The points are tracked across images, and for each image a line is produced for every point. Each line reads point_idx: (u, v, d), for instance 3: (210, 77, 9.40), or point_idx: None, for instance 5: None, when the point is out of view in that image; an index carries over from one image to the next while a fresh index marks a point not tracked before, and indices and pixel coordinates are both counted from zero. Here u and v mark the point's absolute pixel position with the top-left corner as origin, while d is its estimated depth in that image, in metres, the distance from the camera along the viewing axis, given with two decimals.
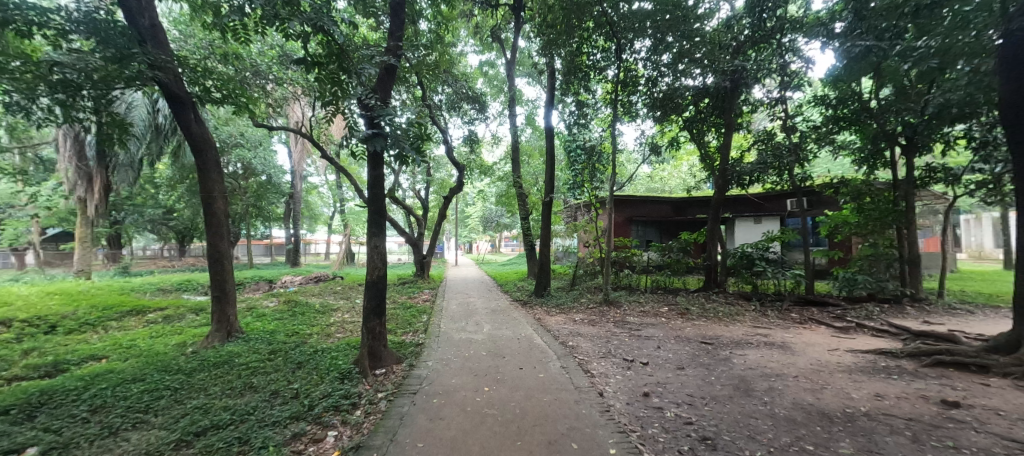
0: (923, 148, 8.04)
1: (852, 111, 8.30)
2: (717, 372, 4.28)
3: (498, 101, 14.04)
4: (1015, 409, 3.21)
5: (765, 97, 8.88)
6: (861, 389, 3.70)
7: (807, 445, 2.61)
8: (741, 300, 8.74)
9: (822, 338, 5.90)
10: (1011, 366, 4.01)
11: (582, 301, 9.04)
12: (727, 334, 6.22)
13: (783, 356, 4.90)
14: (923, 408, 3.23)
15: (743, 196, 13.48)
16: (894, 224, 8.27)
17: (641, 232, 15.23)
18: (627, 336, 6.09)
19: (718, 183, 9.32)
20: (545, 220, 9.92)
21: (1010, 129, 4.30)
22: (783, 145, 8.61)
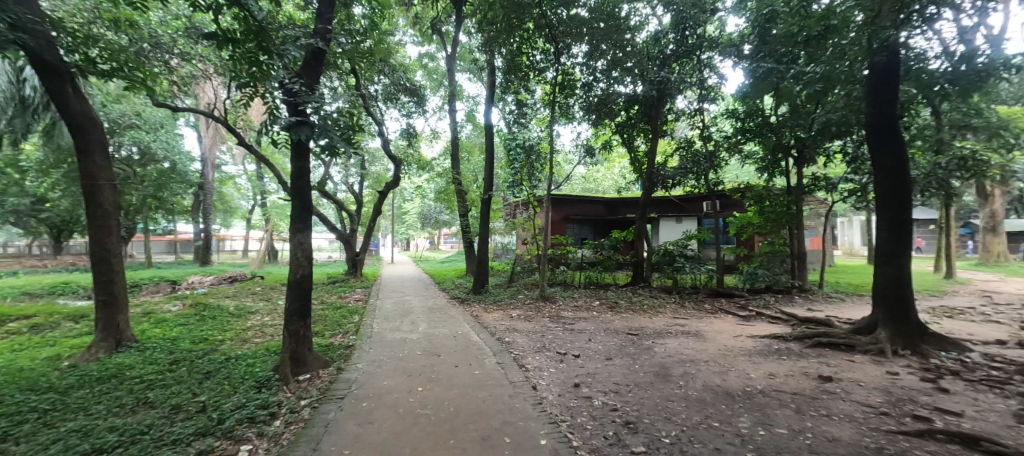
0: (810, 160, 9.32)
1: (756, 124, 9.36)
2: (640, 361, 4.61)
3: (438, 95, 13.75)
4: (871, 379, 3.86)
5: (687, 108, 9.70)
6: (758, 369, 4.21)
7: (713, 422, 2.91)
8: (663, 293, 9.48)
9: (729, 325, 6.62)
10: (869, 344, 4.82)
11: (519, 298, 9.21)
12: (649, 325, 6.72)
13: (696, 343, 5.40)
14: (804, 383, 3.77)
15: (666, 198, 14.63)
16: (787, 225, 9.54)
17: (576, 230, 15.89)
18: (561, 330, 6.31)
19: (646, 186, 10.00)
20: (484, 218, 9.93)
21: (877, 146, 5.08)
22: (701, 152, 9.47)
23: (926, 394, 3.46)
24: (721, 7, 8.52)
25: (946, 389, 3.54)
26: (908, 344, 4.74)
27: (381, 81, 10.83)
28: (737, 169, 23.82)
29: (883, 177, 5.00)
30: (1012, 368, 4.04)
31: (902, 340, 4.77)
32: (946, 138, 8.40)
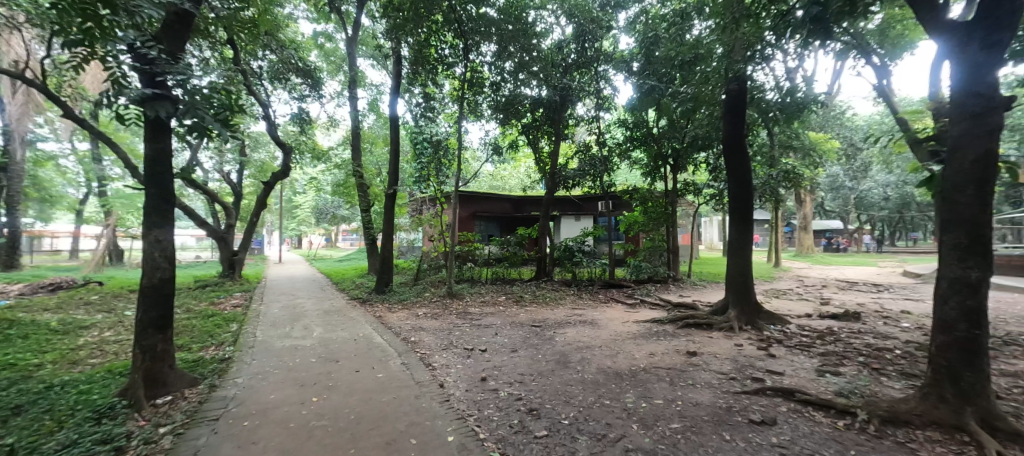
0: (683, 168, 10.85)
1: (642, 134, 10.57)
2: (543, 350, 4.89)
3: (336, 80, 12.69)
4: (723, 351, 4.68)
5: (585, 114, 10.52)
6: (641, 350, 4.78)
7: (605, 400, 3.23)
8: (563, 286, 10.15)
9: (619, 313, 7.39)
10: (723, 323, 5.81)
11: (425, 296, 9.01)
12: (551, 316, 7.15)
13: (592, 331, 5.91)
14: (676, 359, 4.39)
15: (567, 197, 15.65)
16: (664, 223, 11.00)
17: (483, 227, 16.14)
18: (468, 326, 6.35)
19: (549, 185, 10.58)
20: (388, 213, 9.48)
21: (731, 159, 6.10)
22: (597, 156, 10.36)
23: (760, 359, 4.32)
24: (616, 26, 9.43)
25: (773, 355, 4.46)
26: (749, 321, 5.84)
27: (267, 56, 9.55)
28: (626, 173, 26.60)
29: (735, 185, 6.03)
30: (814, 334, 5.26)
31: (745, 318, 5.86)
32: (776, 155, 10.52)
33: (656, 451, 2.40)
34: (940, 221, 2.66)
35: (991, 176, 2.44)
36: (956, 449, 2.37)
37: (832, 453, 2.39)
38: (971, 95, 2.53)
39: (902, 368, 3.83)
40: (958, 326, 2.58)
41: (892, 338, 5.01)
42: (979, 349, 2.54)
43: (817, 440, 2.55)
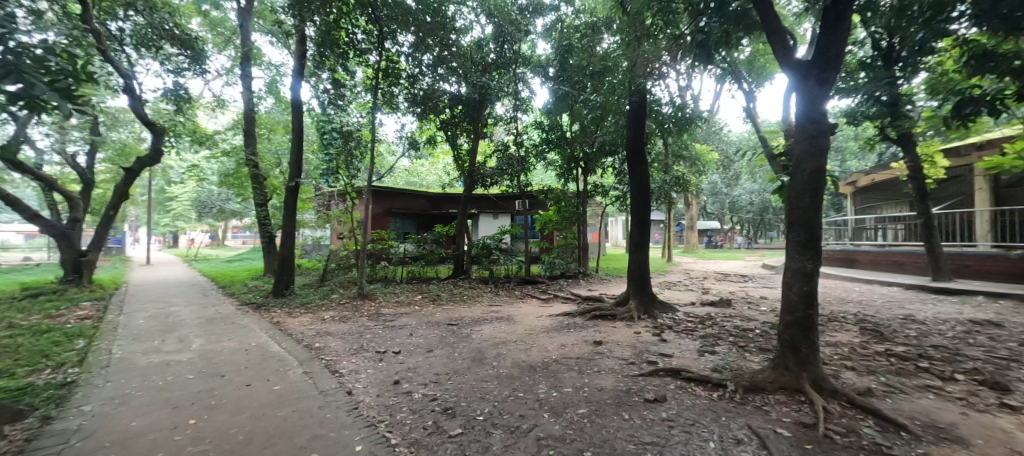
0: (592, 171, 11.63)
1: (557, 137, 11.10)
2: (459, 349, 4.86)
3: (225, 54, 11.09)
4: (625, 339, 5.14)
5: (504, 114, 10.68)
6: (554, 342, 5.03)
7: (519, 393, 3.33)
8: (480, 284, 10.22)
9: (533, 308, 7.69)
10: (624, 313, 6.38)
11: (332, 298, 8.35)
12: (468, 314, 7.15)
13: (507, 327, 6.05)
14: (584, 349, 4.71)
15: (485, 195, 15.77)
16: (576, 222, 11.71)
17: (399, 224, 15.51)
18: (380, 328, 6.05)
19: (467, 183, 10.55)
20: (290, 208, 8.58)
21: (634, 164, 6.69)
22: (515, 156, 10.60)
23: (654, 344, 4.84)
24: (533, 31, 9.73)
25: (665, 340, 5.02)
26: (646, 310, 6.49)
27: (130, 17, 7.98)
28: (542, 174, 27.78)
29: (636, 188, 6.65)
30: (697, 320, 6.05)
31: (643, 308, 6.50)
32: (669, 163, 11.86)
33: (565, 437, 2.54)
34: (787, 223, 3.24)
35: (821, 187, 3.06)
36: (796, 407, 2.93)
37: (709, 421, 2.78)
38: (811, 122, 3.10)
39: (760, 344, 4.60)
40: (799, 307, 3.19)
41: (753, 320, 5.99)
42: (812, 326, 3.16)
43: (698, 411, 2.94)
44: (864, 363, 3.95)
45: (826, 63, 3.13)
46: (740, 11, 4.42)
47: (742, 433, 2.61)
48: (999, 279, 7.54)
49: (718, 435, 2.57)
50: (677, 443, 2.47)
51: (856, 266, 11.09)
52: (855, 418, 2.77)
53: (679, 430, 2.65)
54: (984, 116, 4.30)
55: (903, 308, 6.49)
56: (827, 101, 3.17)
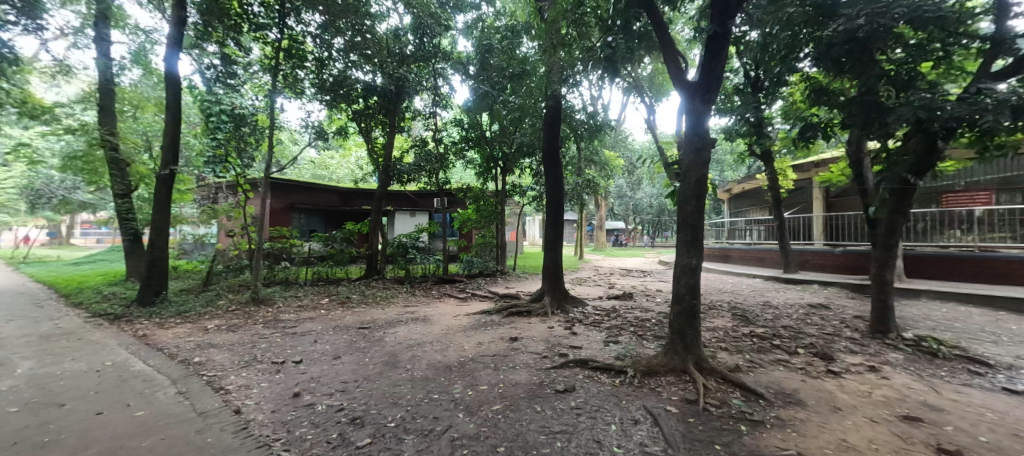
0: (511, 171, 11.86)
1: (476, 135, 11.09)
2: (371, 353, 4.60)
3: (71, 10, 8.99)
4: (539, 334, 5.33)
5: (423, 109, 10.35)
6: (470, 341, 5.02)
7: (434, 395, 3.27)
8: (395, 284, 9.78)
9: (451, 307, 7.60)
10: (540, 309, 6.63)
11: (219, 304, 7.30)
12: (381, 316, 6.80)
13: (423, 327, 5.88)
14: (501, 346, 4.78)
15: (402, 192, 15.17)
16: (494, 221, 11.88)
17: (303, 220, 14.16)
18: (279, 336, 5.45)
19: (382, 179, 10.01)
20: (163, 200, 7.30)
21: (549, 166, 6.98)
22: (433, 153, 10.31)
23: (565, 337, 5.11)
24: (453, 27, 9.58)
25: (575, 332, 5.34)
26: (559, 306, 6.83)
27: None
28: (461, 172, 27.71)
29: (552, 189, 6.94)
30: (603, 313, 6.54)
31: (556, 303, 6.84)
32: (582, 167, 12.64)
33: (479, 434, 2.55)
34: (677, 223, 3.66)
35: (703, 193, 3.51)
36: (682, 386, 3.33)
37: (612, 405, 3.02)
38: (696, 135, 3.54)
39: (655, 332, 5.13)
40: (685, 298, 3.62)
41: (651, 311, 6.66)
42: (696, 314, 3.61)
43: (602, 397, 3.17)
44: (734, 344, 4.64)
45: (708, 85, 3.59)
46: (642, 31, 4.87)
47: (639, 413, 2.88)
48: (828, 270, 9.42)
49: (619, 418, 2.81)
50: (584, 429, 2.64)
51: (731, 261, 12.97)
52: (727, 391, 3.24)
53: (585, 416, 2.83)
54: (819, 139, 5.34)
55: (764, 296, 7.75)
56: (708, 119, 3.65)
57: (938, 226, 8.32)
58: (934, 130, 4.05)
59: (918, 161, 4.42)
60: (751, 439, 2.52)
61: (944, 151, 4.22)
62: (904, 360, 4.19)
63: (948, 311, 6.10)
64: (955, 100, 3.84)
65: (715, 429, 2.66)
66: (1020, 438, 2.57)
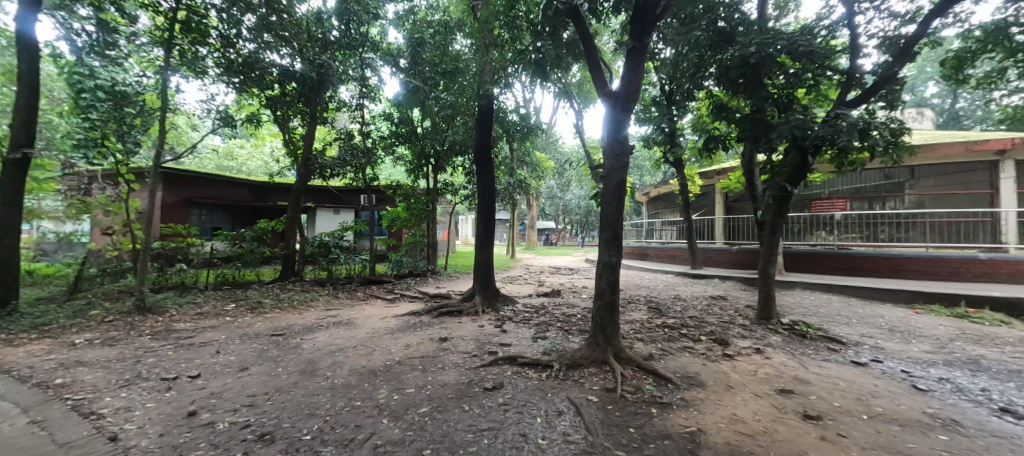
0: (443, 169, 11.65)
1: (407, 131, 10.74)
2: (285, 362, 4.23)
3: None
4: (469, 333, 5.32)
5: (349, 100, 9.66)
6: (398, 344, 4.85)
7: (356, 402, 3.10)
8: (316, 287, 9.08)
9: (378, 309, 7.27)
10: (470, 308, 6.62)
11: (91, 314, 6.19)
12: (298, 322, 6.27)
13: (346, 332, 5.55)
14: (429, 347, 4.68)
15: (324, 187, 14.17)
16: (425, 220, 11.59)
17: (204, 217, 12.57)
18: (171, 348, 4.78)
19: (301, 173, 9.23)
20: (12, 189, 6.00)
21: (481, 165, 6.98)
22: (359, 146, 9.72)
23: (495, 336, 5.16)
24: (383, 16, 9.13)
25: (505, 330, 5.42)
26: (490, 304, 6.88)
27: None
28: (390, 168, 26.71)
29: (483, 188, 6.95)
30: (532, 310, 6.72)
31: (487, 302, 6.88)
32: (514, 167, 12.81)
33: (404, 440, 2.48)
34: (600, 223, 3.89)
35: (623, 195, 3.77)
36: (602, 376, 3.56)
37: (538, 399, 3.12)
38: (617, 142, 3.80)
39: (580, 327, 5.40)
40: (607, 293, 3.86)
41: (576, 307, 7.00)
42: (615, 308, 3.87)
43: (529, 392, 3.27)
44: (648, 334, 5.05)
45: (628, 96, 3.86)
46: (568, 40, 5.09)
47: (563, 405, 3.02)
48: (727, 266, 10.67)
49: (544, 410, 2.91)
50: (511, 424, 2.69)
51: (648, 259, 14.10)
52: (641, 378, 3.52)
53: (512, 412, 2.89)
54: (720, 150, 6.02)
55: (675, 290, 8.55)
56: (627, 127, 3.93)
57: (810, 227, 9.82)
58: (805, 147, 4.79)
59: (794, 173, 5.19)
60: (660, 420, 2.77)
61: (812, 165, 5.01)
62: (782, 342, 4.90)
63: (815, 299, 7.26)
64: (820, 122, 4.57)
65: (631, 414, 2.88)
66: (861, 401, 3.16)
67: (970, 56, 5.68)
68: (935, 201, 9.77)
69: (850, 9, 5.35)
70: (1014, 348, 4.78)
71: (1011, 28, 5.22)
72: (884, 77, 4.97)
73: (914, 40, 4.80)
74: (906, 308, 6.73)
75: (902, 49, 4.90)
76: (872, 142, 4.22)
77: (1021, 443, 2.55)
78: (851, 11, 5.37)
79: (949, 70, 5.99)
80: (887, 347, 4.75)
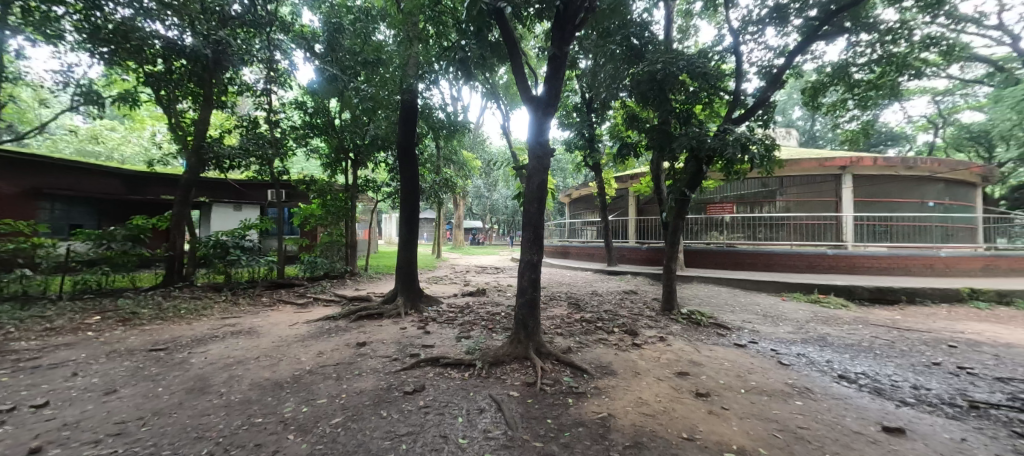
0: (363, 165, 11.01)
1: (323, 122, 9.95)
2: (168, 381, 3.66)
3: None
4: (389, 336, 5.11)
5: (254, 84, 8.60)
6: (308, 352, 4.49)
7: (256, 419, 2.80)
8: (210, 293, 7.97)
9: (287, 315, 6.64)
10: (392, 310, 6.35)
11: None
12: (186, 333, 5.47)
13: (247, 342, 4.98)
14: (345, 353, 4.40)
15: (222, 180, 12.59)
16: (343, 218, 10.87)
17: (58, 213, 10.46)
18: (5, 374, 3.86)
19: (192, 163, 8.03)
20: None
21: (404, 162, 6.71)
22: (266, 136, 8.75)
23: (418, 337, 5.03)
24: None
25: (428, 331, 5.30)
26: (412, 305, 6.68)
27: None
28: (303, 162, 24.69)
29: (406, 185, 6.69)
30: (457, 310, 6.66)
31: (410, 303, 6.66)
32: (440, 165, 12.56)
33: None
34: (522, 223, 4.00)
35: (544, 196, 3.91)
36: (523, 371, 3.66)
37: (460, 399, 3.12)
38: (538, 144, 3.93)
39: (504, 325, 5.49)
40: (528, 291, 3.97)
41: (501, 305, 7.10)
42: (536, 305, 3.99)
43: (451, 392, 3.24)
44: (568, 329, 5.30)
45: (550, 101, 4.01)
46: (492, 41, 5.13)
47: (484, 402, 3.04)
48: (638, 263, 11.64)
49: (465, 409, 2.91)
50: (431, 426, 2.65)
51: (569, 257, 14.79)
52: (560, 370, 3.70)
53: (433, 414, 2.84)
54: (632, 156, 6.54)
55: (593, 286, 9.11)
56: (549, 131, 4.08)
57: (706, 228, 11.12)
58: (701, 156, 5.41)
59: (691, 179, 5.83)
60: (576, 409, 2.93)
61: (706, 173, 5.68)
62: (682, 330, 5.48)
63: (708, 291, 8.25)
64: (712, 135, 5.18)
65: (549, 405, 3.01)
66: (740, 377, 3.66)
67: (822, 88, 6.90)
68: (799, 207, 11.51)
69: (737, 40, 6.18)
70: (849, 326, 5.91)
71: (850, 67, 6.46)
72: (760, 100, 5.82)
73: (783, 70, 5.70)
74: (776, 296, 7.96)
75: (774, 77, 5.78)
76: (751, 155, 4.91)
77: (850, 403, 3.17)
78: (737, 41, 6.19)
79: (808, 97, 7.20)
80: (762, 330, 5.57)
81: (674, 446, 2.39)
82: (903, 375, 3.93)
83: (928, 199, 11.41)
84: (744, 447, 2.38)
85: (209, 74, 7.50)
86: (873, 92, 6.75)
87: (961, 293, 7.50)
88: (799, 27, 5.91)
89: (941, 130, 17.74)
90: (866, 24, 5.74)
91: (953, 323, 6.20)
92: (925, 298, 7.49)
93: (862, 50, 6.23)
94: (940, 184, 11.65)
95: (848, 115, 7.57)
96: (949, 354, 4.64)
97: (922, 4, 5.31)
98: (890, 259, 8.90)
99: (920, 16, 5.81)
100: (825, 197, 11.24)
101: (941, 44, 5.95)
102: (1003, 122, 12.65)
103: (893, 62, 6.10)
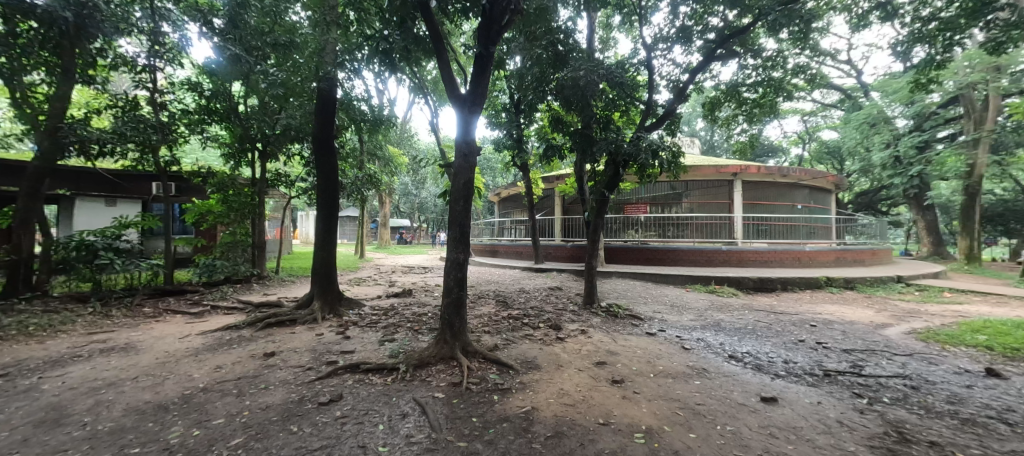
0: (273, 157, 9.97)
1: (223, 107, 8.78)
2: (6, 414, 2.97)
3: None
4: (303, 344, 4.71)
5: (133, 57, 7.29)
6: (203, 367, 3.97)
7: (131, 450, 2.40)
8: (71, 304, 6.63)
9: (175, 327, 5.79)
10: (306, 316, 5.87)
11: None
12: (35, 355, 4.49)
13: (120, 361, 4.24)
14: (249, 365, 3.97)
15: (90, 169, 10.64)
16: (249, 215, 9.75)
17: None
18: None
19: (45, 148, 6.53)
20: None
21: (321, 156, 6.18)
22: (149, 120, 7.51)
23: (335, 343, 4.71)
24: None
25: (347, 336, 4.99)
26: (331, 309, 6.22)
27: None
28: (202, 152, 21.92)
29: (324, 182, 6.17)
30: (381, 312, 6.37)
31: (328, 307, 6.20)
32: (363, 161, 11.83)
33: None
34: (448, 221, 3.94)
35: (471, 195, 3.90)
36: (449, 371, 3.62)
37: (381, 405, 2.98)
38: (465, 143, 3.90)
39: (430, 325, 5.38)
40: (454, 291, 3.92)
41: (427, 305, 6.94)
42: (462, 305, 3.96)
43: (372, 399, 3.09)
44: (495, 326, 5.35)
45: (476, 100, 4.01)
46: (416, 34, 4.92)
47: (408, 406, 2.95)
48: (563, 261, 12.19)
49: (387, 416, 2.79)
50: (349, 437, 2.50)
51: (497, 255, 14.97)
52: (486, 368, 3.73)
53: (350, 424, 2.68)
54: (557, 158, 6.78)
55: (521, 284, 9.30)
56: (476, 130, 4.08)
57: (624, 227, 12.02)
58: (618, 160, 5.82)
59: (609, 181, 6.24)
60: (501, 405, 2.97)
61: (622, 175, 6.08)
62: (601, 322, 5.83)
63: (625, 286, 8.92)
64: (628, 141, 5.59)
65: (474, 403, 3.01)
66: (649, 363, 4.01)
67: (719, 102, 7.81)
68: (700, 207, 13.00)
69: (649, 54, 6.72)
70: (737, 312, 6.79)
71: (740, 87, 7.41)
72: (668, 111, 6.37)
73: (687, 85, 6.33)
74: (681, 288, 8.85)
75: (680, 91, 6.39)
76: (660, 160, 5.37)
77: (737, 379, 3.64)
78: (650, 56, 6.75)
79: (707, 110, 8.12)
80: (669, 319, 6.16)
81: (591, 432, 2.53)
82: (777, 352, 4.62)
83: (798, 202, 13.61)
84: (651, 427, 2.60)
85: (70, 43, 6.20)
86: (757, 110, 7.77)
87: (820, 280, 9.02)
88: (700, 48, 6.61)
89: (807, 145, 21.18)
90: (752, 49, 6.61)
91: (814, 306, 7.45)
92: (793, 286, 8.90)
93: (749, 72, 7.19)
94: (807, 190, 13.87)
95: (739, 128, 8.57)
96: (811, 332, 5.56)
97: (793, 37, 6.24)
98: (770, 253, 10.41)
99: (792, 48, 6.84)
100: (720, 199, 12.76)
101: (807, 72, 7.05)
102: (849, 140, 15.49)
103: (771, 84, 7.11)
